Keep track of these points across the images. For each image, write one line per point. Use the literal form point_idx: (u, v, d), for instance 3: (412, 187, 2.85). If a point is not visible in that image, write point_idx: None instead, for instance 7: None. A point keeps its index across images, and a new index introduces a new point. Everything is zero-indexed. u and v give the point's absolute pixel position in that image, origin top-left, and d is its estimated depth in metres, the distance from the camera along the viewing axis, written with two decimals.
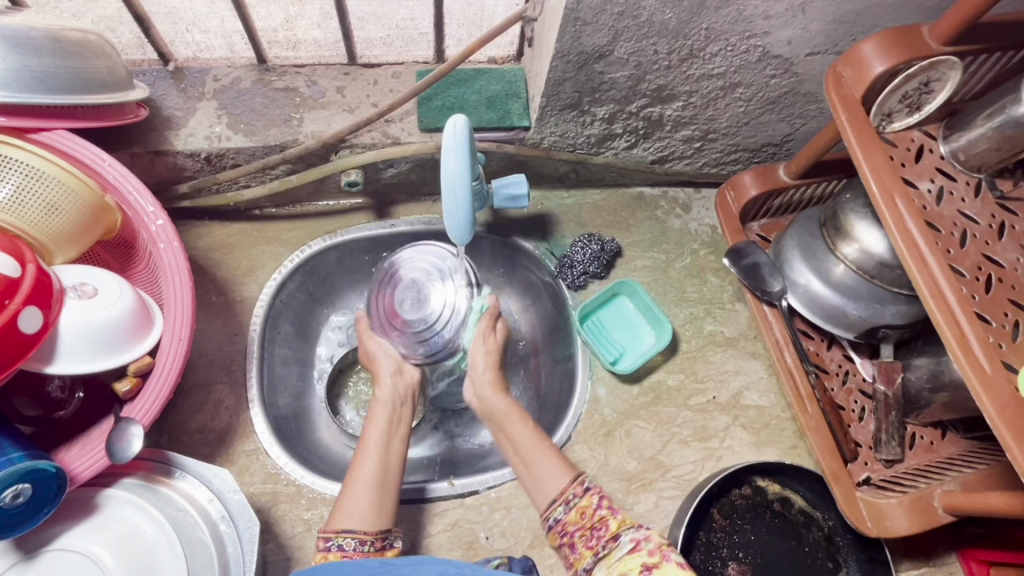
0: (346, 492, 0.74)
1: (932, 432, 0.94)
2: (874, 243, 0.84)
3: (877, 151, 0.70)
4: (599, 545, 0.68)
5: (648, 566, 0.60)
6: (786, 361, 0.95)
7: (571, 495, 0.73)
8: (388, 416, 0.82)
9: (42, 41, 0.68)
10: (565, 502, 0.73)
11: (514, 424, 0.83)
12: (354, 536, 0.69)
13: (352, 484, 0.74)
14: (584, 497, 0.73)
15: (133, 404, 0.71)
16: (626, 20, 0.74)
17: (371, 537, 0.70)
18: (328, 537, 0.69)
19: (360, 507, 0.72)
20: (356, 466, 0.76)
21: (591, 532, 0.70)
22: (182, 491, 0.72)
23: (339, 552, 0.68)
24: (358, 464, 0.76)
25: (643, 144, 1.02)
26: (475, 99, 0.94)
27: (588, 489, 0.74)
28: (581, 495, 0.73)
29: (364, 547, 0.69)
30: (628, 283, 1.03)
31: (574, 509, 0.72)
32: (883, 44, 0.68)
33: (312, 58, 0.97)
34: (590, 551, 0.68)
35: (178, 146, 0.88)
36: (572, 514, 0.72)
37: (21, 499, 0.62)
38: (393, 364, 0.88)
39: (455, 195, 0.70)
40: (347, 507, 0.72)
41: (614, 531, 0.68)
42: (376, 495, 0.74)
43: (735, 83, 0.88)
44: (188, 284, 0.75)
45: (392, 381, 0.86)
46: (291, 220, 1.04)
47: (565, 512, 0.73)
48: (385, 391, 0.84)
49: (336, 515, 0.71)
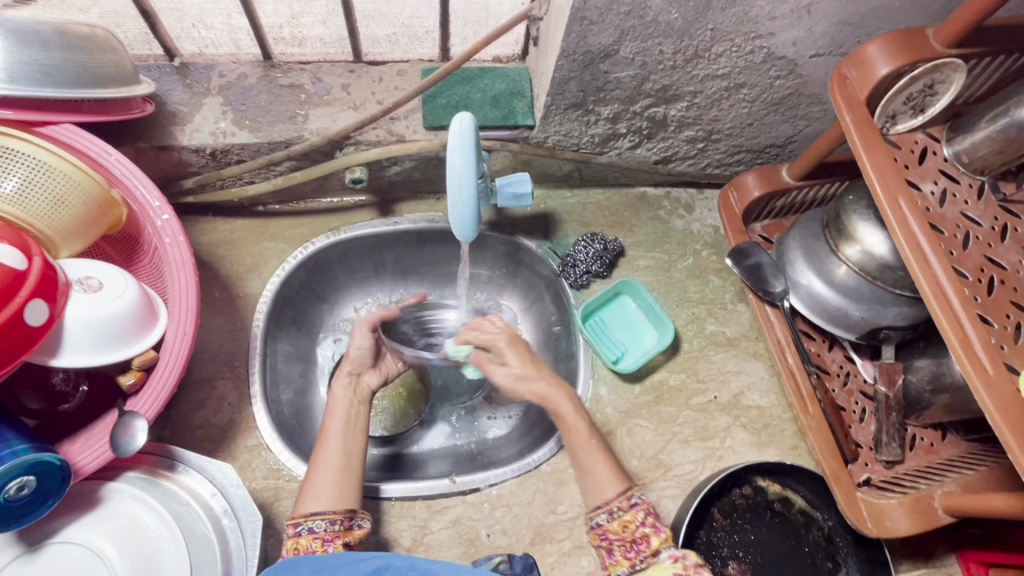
0: (309, 478, 0.75)
1: (932, 434, 0.94)
2: (876, 245, 0.84)
3: (882, 152, 0.70)
4: (638, 559, 0.68)
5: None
6: (788, 361, 0.95)
7: (616, 506, 0.71)
8: (347, 407, 0.82)
9: (50, 35, 0.68)
10: (609, 511, 0.71)
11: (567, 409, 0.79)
12: (324, 517, 0.71)
13: (313, 471, 0.75)
14: (630, 511, 0.70)
15: (136, 398, 0.71)
16: (633, 19, 0.74)
17: (339, 517, 0.71)
18: (297, 522, 0.70)
19: (324, 487, 0.73)
20: (317, 454, 0.77)
21: (631, 545, 0.69)
22: (185, 485, 0.72)
23: (309, 535, 0.69)
24: (319, 452, 0.77)
25: (646, 144, 1.02)
26: (480, 98, 0.94)
27: (635, 504, 0.71)
28: (627, 509, 0.70)
29: (334, 526, 0.70)
30: (631, 283, 1.03)
31: (617, 520, 0.70)
32: (888, 46, 0.69)
33: (319, 56, 0.97)
34: (629, 562, 0.68)
35: (183, 142, 0.88)
36: (615, 524, 0.70)
37: (26, 491, 0.62)
38: (353, 365, 0.88)
39: (461, 192, 0.70)
40: (310, 490, 0.73)
41: (655, 549, 0.68)
42: (341, 478, 0.74)
43: (739, 84, 0.88)
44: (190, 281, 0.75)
45: (347, 383, 0.85)
46: (295, 216, 1.04)
47: (608, 520, 0.71)
48: (340, 379, 0.86)
49: (302, 501, 0.72)
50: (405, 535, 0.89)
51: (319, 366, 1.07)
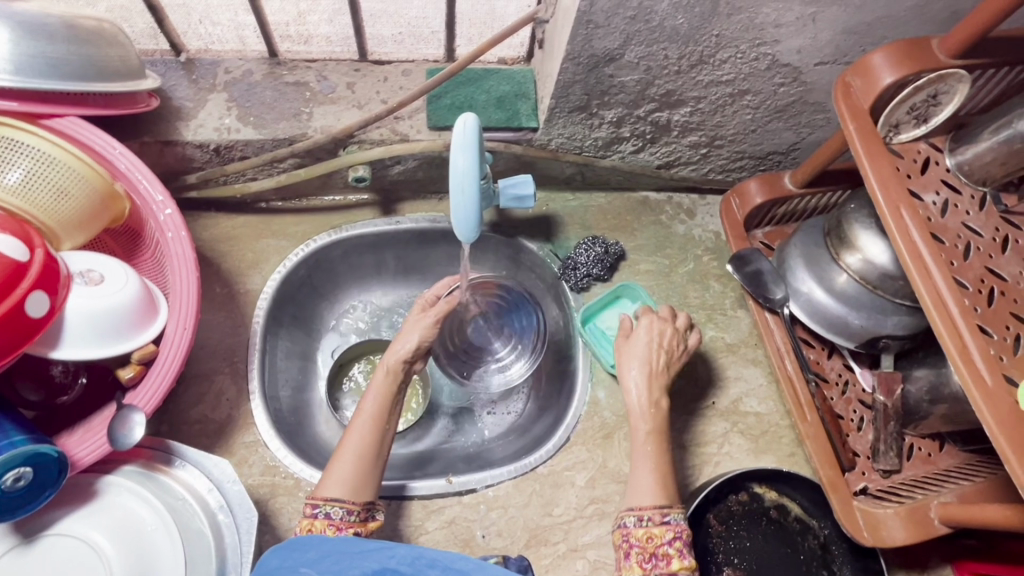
0: (336, 460, 0.76)
1: (930, 444, 0.94)
2: (877, 254, 0.85)
3: (884, 161, 0.70)
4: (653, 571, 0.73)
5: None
6: (786, 368, 0.95)
7: (648, 516, 0.76)
8: (387, 395, 0.82)
9: (58, 28, 0.69)
10: (639, 517, 0.76)
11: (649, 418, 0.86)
12: (341, 506, 0.73)
13: (339, 455, 0.76)
14: (660, 526, 0.76)
15: (134, 392, 0.71)
16: (639, 24, 0.74)
17: (357, 508, 0.74)
18: (317, 504, 0.72)
19: (347, 475, 0.75)
20: (348, 437, 0.78)
21: (652, 556, 0.74)
22: (181, 480, 0.72)
23: (325, 520, 0.72)
24: (351, 436, 0.78)
25: (650, 149, 1.02)
26: (485, 99, 0.94)
27: (668, 522, 0.76)
28: (658, 523, 0.76)
29: (350, 517, 0.73)
30: (632, 287, 1.03)
31: (644, 528, 0.75)
32: (892, 56, 0.69)
33: (325, 53, 0.97)
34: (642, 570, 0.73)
35: (188, 137, 0.88)
36: (641, 531, 0.75)
37: (22, 482, 0.62)
38: (408, 353, 0.86)
39: (464, 191, 0.70)
40: (335, 472, 0.75)
41: (674, 570, 0.72)
42: (364, 468, 0.76)
43: (743, 91, 0.88)
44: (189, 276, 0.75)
45: (400, 364, 0.85)
46: (297, 214, 1.04)
47: (636, 525, 0.76)
48: (391, 360, 0.85)
49: (326, 481, 0.74)
50: (400, 535, 0.88)
51: (319, 363, 1.07)
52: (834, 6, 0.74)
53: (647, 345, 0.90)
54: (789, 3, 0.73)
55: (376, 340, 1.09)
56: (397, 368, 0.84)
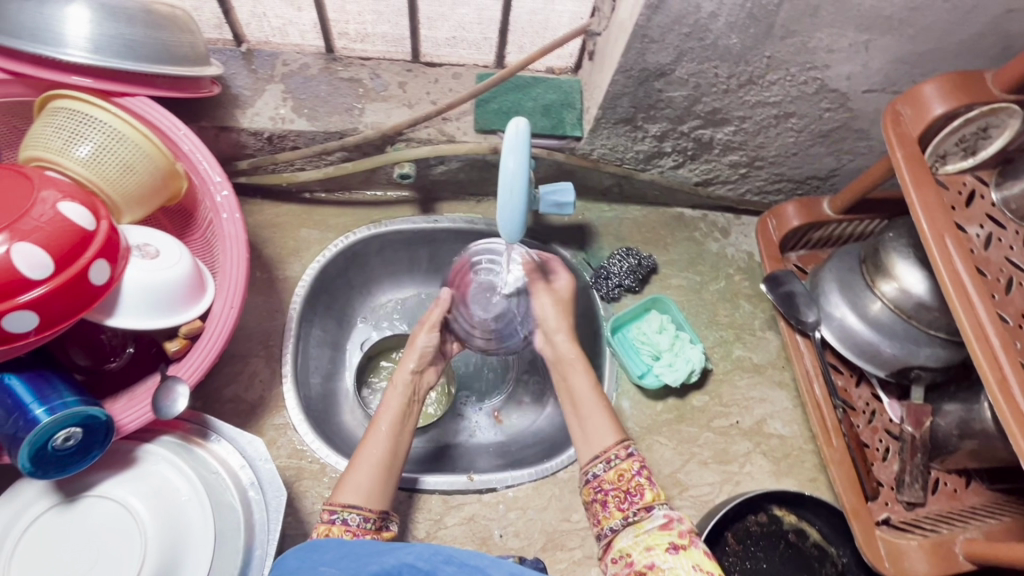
0: (354, 467, 0.75)
1: (956, 480, 0.93)
2: (913, 283, 0.85)
3: (931, 189, 0.71)
4: (631, 510, 0.69)
5: (677, 546, 0.63)
6: (814, 392, 0.95)
7: (613, 455, 0.74)
8: (404, 404, 0.82)
9: (137, 13, 0.72)
10: (606, 461, 0.74)
11: (575, 374, 0.84)
12: (359, 513, 0.71)
13: (357, 461, 0.75)
14: (626, 460, 0.73)
15: (180, 364, 0.73)
16: (692, 41, 0.76)
17: (374, 516, 0.72)
18: (333, 510, 0.70)
19: (364, 481, 0.73)
20: (363, 448, 0.77)
21: (625, 495, 0.71)
22: (216, 454, 0.74)
23: (341, 527, 0.69)
24: (367, 444, 0.77)
25: (690, 165, 1.03)
26: (532, 106, 0.96)
27: (632, 454, 0.74)
28: (623, 458, 0.73)
29: (367, 524, 0.71)
30: (662, 300, 1.03)
31: (613, 469, 0.73)
32: (945, 87, 0.69)
33: (379, 53, 1.01)
34: (621, 513, 0.70)
35: (244, 124, 0.91)
36: (611, 474, 0.73)
37: (72, 442, 0.64)
38: (417, 361, 0.86)
39: (512, 193, 0.71)
40: (353, 477, 0.73)
41: (648, 502, 0.69)
42: (380, 477, 0.74)
43: (789, 113, 0.89)
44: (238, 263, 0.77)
45: (409, 378, 0.85)
46: (340, 206, 1.07)
47: (604, 470, 0.73)
48: (401, 376, 0.84)
49: (343, 487, 0.73)
50: (419, 528, 0.89)
51: (348, 353, 1.09)
52: (888, 35, 0.75)
53: (547, 306, 0.90)
54: (843, 29, 0.74)
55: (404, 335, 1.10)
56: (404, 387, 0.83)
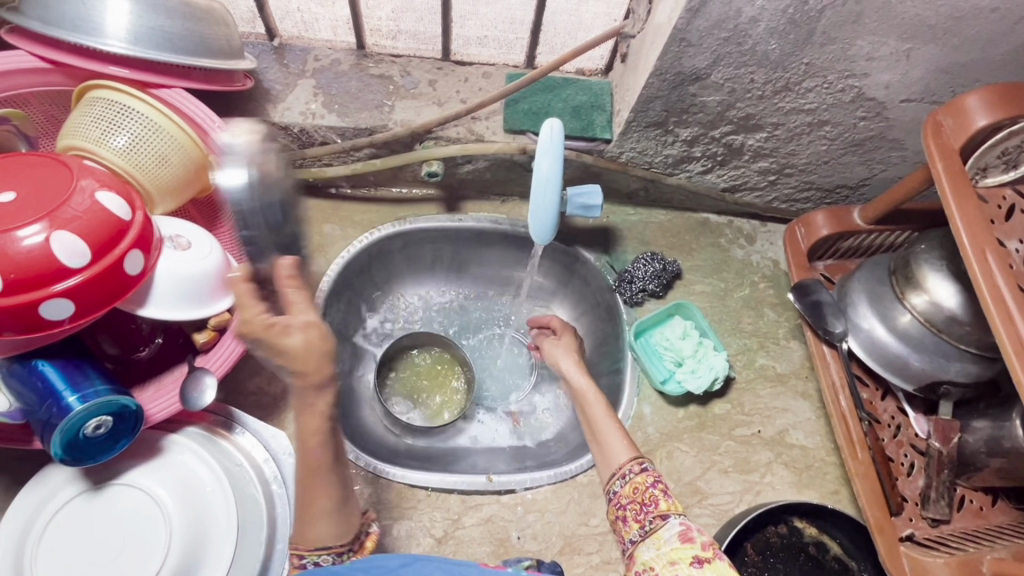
0: (310, 511, 0.64)
1: (982, 498, 0.92)
2: (946, 297, 0.84)
3: (972, 204, 0.69)
4: (647, 521, 0.67)
5: (700, 560, 0.61)
6: (840, 404, 0.93)
7: (627, 471, 0.72)
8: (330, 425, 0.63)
9: (176, 6, 0.73)
10: (622, 476, 0.72)
11: (590, 403, 0.83)
12: (329, 552, 0.64)
13: (308, 505, 0.64)
14: (640, 475, 0.72)
15: (207, 356, 0.74)
16: (730, 46, 0.75)
17: (346, 547, 0.65)
18: (301, 557, 0.64)
19: (329, 527, 0.64)
20: (313, 491, 0.64)
21: (641, 506, 0.69)
22: (240, 446, 0.75)
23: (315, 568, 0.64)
24: (317, 489, 0.64)
25: (718, 171, 1.02)
26: (562, 107, 0.96)
27: (646, 469, 0.72)
28: (638, 472, 0.72)
29: (342, 557, 0.65)
30: (687, 306, 1.02)
31: (629, 483, 0.71)
32: (988, 99, 0.68)
33: (409, 50, 1.01)
34: (639, 524, 0.68)
35: (275, 118, 0.91)
36: (627, 488, 0.71)
37: (103, 430, 0.65)
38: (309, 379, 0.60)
39: (544, 194, 0.73)
40: (315, 525, 0.64)
41: (664, 510, 0.67)
42: (339, 510, 0.65)
43: (823, 121, 0.88)
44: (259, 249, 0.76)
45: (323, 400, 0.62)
46: (365, 202, 1.07)
47: (621, 486, 0.72)
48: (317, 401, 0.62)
49: (305, 531, 0.64)
50: (437, 526, 0.89)
51: (369, 349, 1.10)
52: (931, 44, 0.73)
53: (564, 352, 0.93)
54: (885, 37, 0.73)
55: (424, 333, 1.08)
56: (329, 415, 0.62)
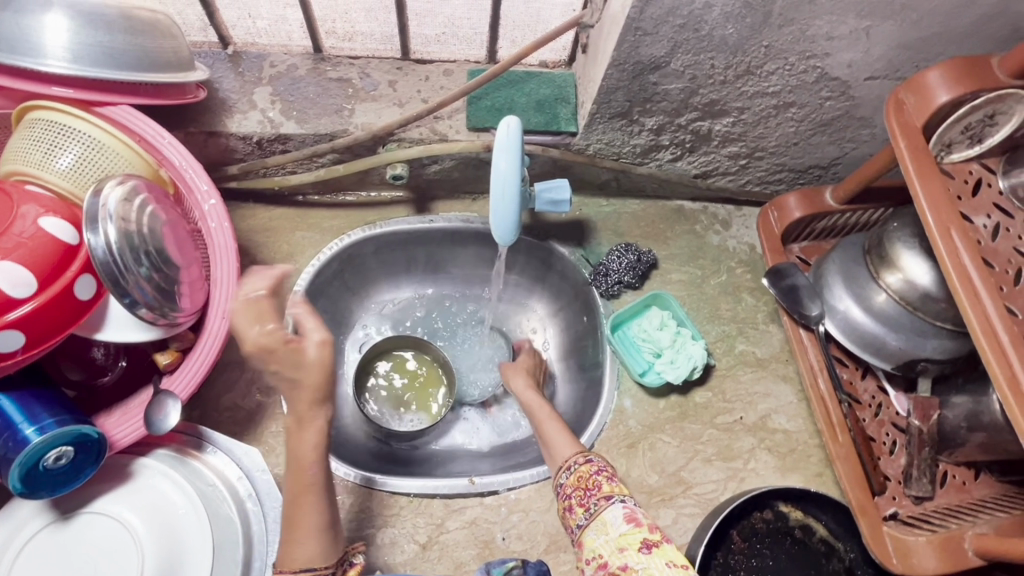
0: (297, 532, 0.67)
1: (965, 472, 0.92)
2: (919, 275, 0.83)
3: (936, 181, 0.68)
4: (591, 504, 0.70)
5: (649, 544, 0.64)
6: (819, 386, 0.93)
7: (573, 462, 0.75)
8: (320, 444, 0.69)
9: (115, 19, 0.70)
10: (567, 469, 0.75)
11: (543, 414, 0.87)
12: (312, 572, 0.66)
13: (296, 525, 0.67)
14: (585, 465, 0.74)
15: (172, 377, 0.72)
16: (687, 32, 0.74)
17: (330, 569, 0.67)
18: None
19: (315, 545, 0.67)
20: (304, 510, 0.68)
21: (585, 493, 0.71)
22: (212, 466, 0.74)
23: None
24: (303, 508, 0.68)
25: (688, 158, 1.01)
26: (525, 102, 0.94)
27: (591, 459, 0.74)
28: (582, 463, 0.74)
29: None
30: (663, 296, 1.02)
31: (573, 474, 0.74)
32: (950, 74, 0.67)
33: (367, 51, 0.98)
34: (584, 509, 0.70)
35: (232, 129, 0.90)
36: (572, 479, 0.73)
37: (64, 460, 0.64)
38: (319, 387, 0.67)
39: (504, 194, 0.71)
40: (300, 545, 0.67)
41: (607, 493, 0.70)
42: (323, 532, 0.68)
43: (788, 103, 0.87)
44: (184, 282, 0.73)
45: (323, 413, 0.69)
46: (333, 208, 1.05)
47: (566, 477, 0.74)
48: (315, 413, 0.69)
49: (290, 551, 0.67)
50: (420, 532, 0.89)
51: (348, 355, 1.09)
52: (890, 21, 0.72)
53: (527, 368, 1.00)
54: (843, 15, 0.71)
55: (403, 337, 1.07)
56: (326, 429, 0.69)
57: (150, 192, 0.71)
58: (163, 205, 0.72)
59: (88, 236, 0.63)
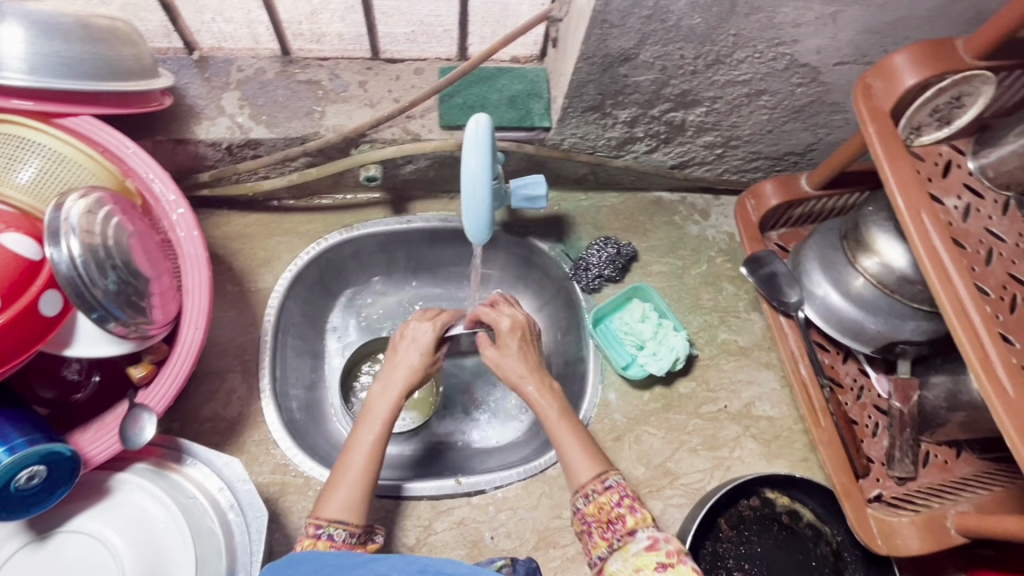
0: (337, 485, 0.71)
1: (946, 451, 0.93)
2: (895, 258, 0.83)
3: (905, 164, 0.69)
4: (615, 538, 0.70)
5: (665, 565, 0.63)
6: (800, 372, 0.94)
7: (592, 490, 0.73)
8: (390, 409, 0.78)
9: (72, 28, 0.69)
10: (585, 495, 0.74)
11: (560, 428, 0.80)
12: (345, 528, 0.69)
13: (342, 476, 0.72)
14: (604, 493, 0.73)
15: (147, 391, 0.71)
16: (654, 23, 0.73)
17: (359, 530, 0.70)
18: (320, 524, 0.68)
19: (350, 498, 0.70)
20: (347, 465, 0.73)
21: (607, 525, 0.71)
22: (192, 478, 0.72)
23: (327, 542, 0.67)
24: (349, 463, 0.73)
25: (664, 149, 1.01)
26: (497, 98, 0.94)
27: (610, 486, 0.73)
28: (601, 491, 0.73)
29: (352, 539, 0.69)
30: (643, 288, 1.01)
31: (593, 502, 0.72)
32: (915, 57, 0.67)
33: (337, 52, 0.97)
34: (606, 542, 0.70)
35: (201, 135, 0.88)
36: (591, 507, 0.73)
37: (36, 480, 0.63)
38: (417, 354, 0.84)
39: (476, 195, 0.71)
40: (336, 495, 0.70)
41: (631, 527, 0.69)
42: (362, 489, 0.71)
43: (760, 91, 0.87)
44: (156, 292, 0.72)
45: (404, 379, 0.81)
46: (309, 212, 1.04)
47: (584, 504, 0.73)
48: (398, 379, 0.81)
49: (329, 501, 0.70)
50: (408, 535, 0.88)
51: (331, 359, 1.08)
52: (855, 5, 0.72)
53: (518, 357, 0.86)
54: (808, 2, 0.71)
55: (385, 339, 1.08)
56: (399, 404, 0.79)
57: (115, 204, 0.70)
58: (130, 216, 0.72)
59: (49, 249, 0.62)
